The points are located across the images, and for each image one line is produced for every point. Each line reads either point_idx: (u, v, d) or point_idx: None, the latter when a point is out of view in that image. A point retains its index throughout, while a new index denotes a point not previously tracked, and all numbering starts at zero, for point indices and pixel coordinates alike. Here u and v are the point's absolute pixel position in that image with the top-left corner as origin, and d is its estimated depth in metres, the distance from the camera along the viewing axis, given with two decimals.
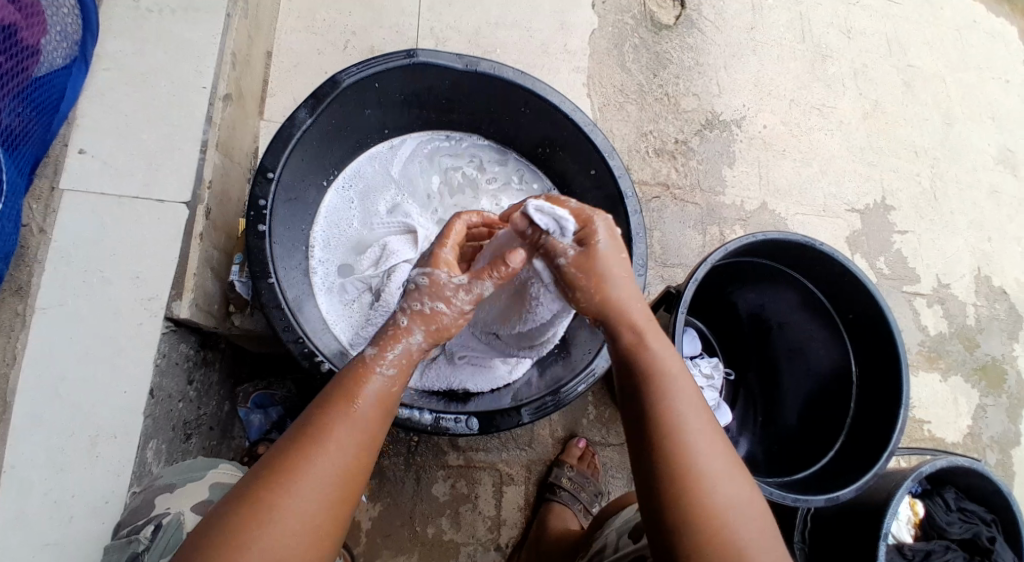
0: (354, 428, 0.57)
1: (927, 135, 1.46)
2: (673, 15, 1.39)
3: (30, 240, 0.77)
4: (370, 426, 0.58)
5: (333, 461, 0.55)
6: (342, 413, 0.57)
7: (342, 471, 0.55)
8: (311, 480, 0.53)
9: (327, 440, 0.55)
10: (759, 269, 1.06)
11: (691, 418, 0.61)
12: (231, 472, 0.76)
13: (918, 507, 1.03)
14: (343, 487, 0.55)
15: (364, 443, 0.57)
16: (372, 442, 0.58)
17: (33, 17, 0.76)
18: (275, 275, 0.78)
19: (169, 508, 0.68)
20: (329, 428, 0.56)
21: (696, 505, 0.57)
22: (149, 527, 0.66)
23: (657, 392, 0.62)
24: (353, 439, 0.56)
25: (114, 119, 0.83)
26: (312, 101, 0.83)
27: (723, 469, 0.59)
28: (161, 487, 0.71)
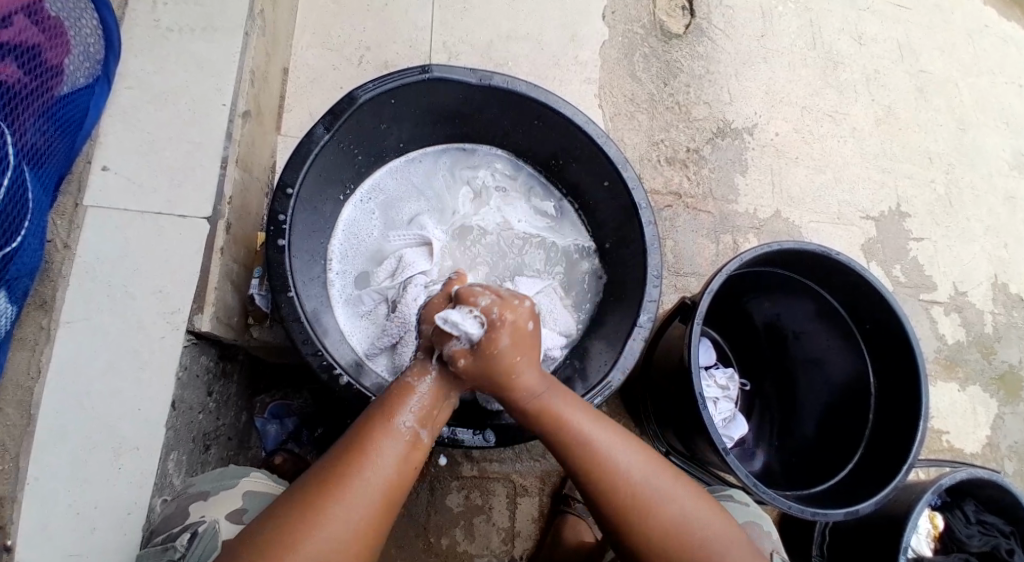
0: (399, 442, 0.62)
1: (941, 141, 1.45)
2: (683, 24, 1.39)
3: (55, 255, 0.78)
4: (413, 445, 0.63)
5: (382, 467, 0.60)
6: (387, 428, 0.63)
7: (389, 479, 0.60)
8: (365, 487, 0.59)
9: (374, 456, 0.60)
10: (777, 279, 1.05)
11: (608, 451, 0.66)
12: (265, 481, 0.76)
13: (938, 520, 1.02)
14: (389, 494, 0.60)
15: (408, 454, 0.63)
16: (416, 456, 0.63)
17: (56, 38, 0.77)
18: (294, 289, 0.79)
19: (204, 516, 0.69)
20: (375, 443, 0.61)
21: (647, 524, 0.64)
22: (185, 536, 0.67)
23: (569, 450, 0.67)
24: (403, 451, 0.62)
25: (136, 137, 0.85)
26: (330, 117, 0.85)
27: (667, 494, 0.66)
28: (195, 494, 0.72)
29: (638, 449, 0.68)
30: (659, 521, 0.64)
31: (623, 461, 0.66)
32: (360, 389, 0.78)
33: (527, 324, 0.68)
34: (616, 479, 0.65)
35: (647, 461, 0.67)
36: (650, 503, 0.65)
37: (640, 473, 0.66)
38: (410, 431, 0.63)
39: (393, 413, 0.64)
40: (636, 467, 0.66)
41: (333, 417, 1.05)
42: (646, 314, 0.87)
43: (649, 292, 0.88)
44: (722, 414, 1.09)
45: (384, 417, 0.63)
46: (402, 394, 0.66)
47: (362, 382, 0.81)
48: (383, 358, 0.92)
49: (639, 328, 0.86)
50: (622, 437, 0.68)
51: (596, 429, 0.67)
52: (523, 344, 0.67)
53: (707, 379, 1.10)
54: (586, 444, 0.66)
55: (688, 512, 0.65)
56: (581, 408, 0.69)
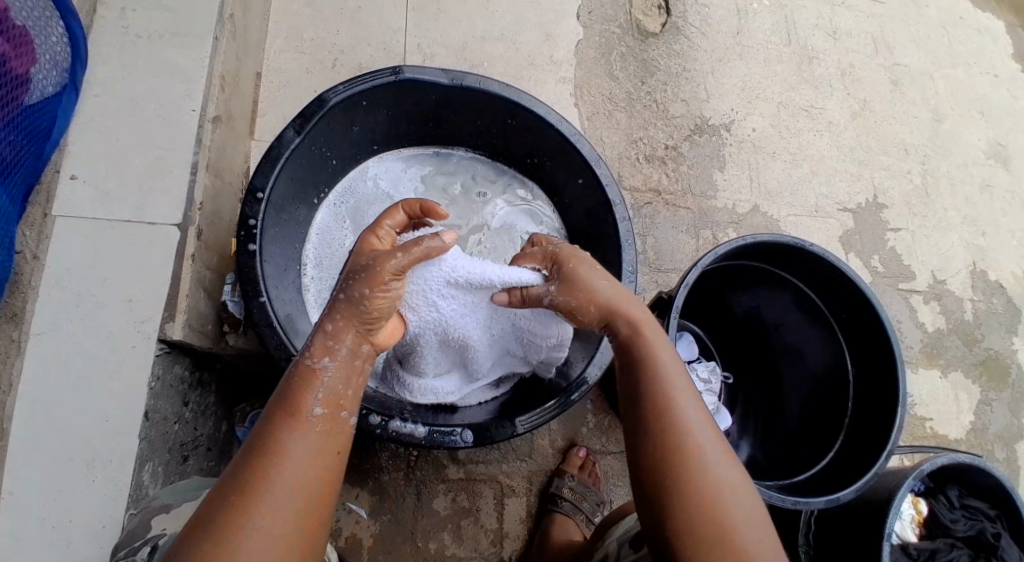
0: (309, 436, 0.55)
1: (917, 132, 1.46)
2: (659, 23, 1.40)
3: (24, 266, 0.77)
4: (327, 434, 0.56)
5: (297, 465, 0.53)
6: (291, 424, 0.55)
7: (308, 479, 0.54)
8: (279, 489, 0.52)
9: (283, 455, 0.53)
10: (754, 272, 1.06)
11: (678, 397, 0.64)
12: None
13: (921, 505, 1.02)
14: (312, 498, 0.53)
15: (323, 444, 0.56)
16: (334, 445, 0.57)
17: (21, 47, 0.76)
18: (266, 294, 0.79)
19: (165, 528, 0.68)
20: (281, 440, 0.54)
21: (688, 489, 0.58)
22: (145, 550, 0.66)
23: (643, 382, 0.65)
24: (318, 445, 0.55)
25: (105, 145, 0.84)
26: (299, 120, 0.84)
27: (718, 462, 0.60)
28: (157, 508, 0.71)
29: (703, 410, 0.64)
30: (705, 479, 0.58)
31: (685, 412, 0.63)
32: None
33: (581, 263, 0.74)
34: (678, 420, 0.62)
35: (709, 426, 0.63)
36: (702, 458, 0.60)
37: (701, 427, 0.62)
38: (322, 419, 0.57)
39: (299, 403, 0.56)
40: (696, 424, 0.62)
41: None
42: None
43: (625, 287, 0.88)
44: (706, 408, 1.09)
45: (289, 413, 0.56)
46: (305, 381, 0.58)
47: None
48: None
49: None
50: (700, 404, 0.64)
51: (668, 368, 0.66)
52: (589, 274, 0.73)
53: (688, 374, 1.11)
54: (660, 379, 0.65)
55: (731, 484, 0.59)
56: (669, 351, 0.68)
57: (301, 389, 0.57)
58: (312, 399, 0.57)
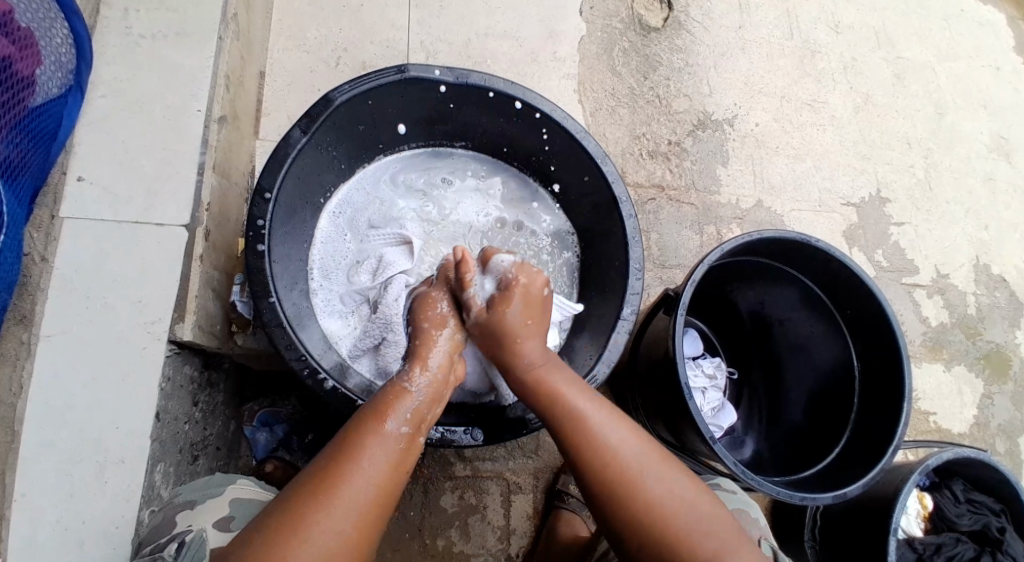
0: (387, 448, 0.63)
1: (919, 125, 1.46)
2: (661, 18, 1.40)
3: (33, 268, 0.77)
4: (404, 452, 0.65)
5: (375, 471, 0.61)
6: (376, 434, 0.64)
7: (380, 486, 0.61)
8: (354, 492, 0.60)
9: (364, 465, 0.61)
10: (759, 268, 1.06)
11: (596, 427, 0.69)
12: (251, 487, 0.77)
13: (927, 500, 1.03)
14: (378, 503, 0.61)
15: (397, 458, 0.64)
16: (405, 464, 0.65)
17: (26, 48, 0.76)
18: (275, 294, 0.79)
19: (191, 525, 0.69)
20: (365, 452, 0.62)
21: (631, 504, 0.65)
22: (172, 545, 0.66)
23: (559, 417, 0.71)
24: (393, 457, 0.63)
25: (111, 146, 0.84)
26: (305, 121, 0.84)
27: (658, 481, 0.66)
28: (181, 504, 0.73)
29: (630, 431, 0.70)
30: (644, 496, 0.65)
31: (617, 441, 0.69)
32: (346, 393, 0.78)
33: (532, 297, 0.78)
34: (604, 457, 0.67)
35: (634, 440, 0.69)
36: (647, 480, 0.66)
37: (635, 451, 0.68)
38: (400, 438, 0.65)
39: (383, 418, 0.65)
40: (633, 453, 0.68)
41: (323, 423, 1.04)
42: (630, 307, 0.87)
43: (631, 285, 0.88)
44: (710, 404, 1.10)
45: (375, 422, 0.65)
46: (394, 398, 0.67)
47: (345, 385, 0.82)
48: (366, 359, 0.91)
49: (623, 321, 0.87)
50: (622, 422, 0.71)
51: (579, 402, 0.72)
52: (532, 316, 0.78)
53: (694, 369, 1.11)
54: (578, 414, 0.70)
55: (682, 493, 0.66)
56: (584, 391, 0.73)
57: (386, 401, 0.67)
58: (398, 410, 0.66)
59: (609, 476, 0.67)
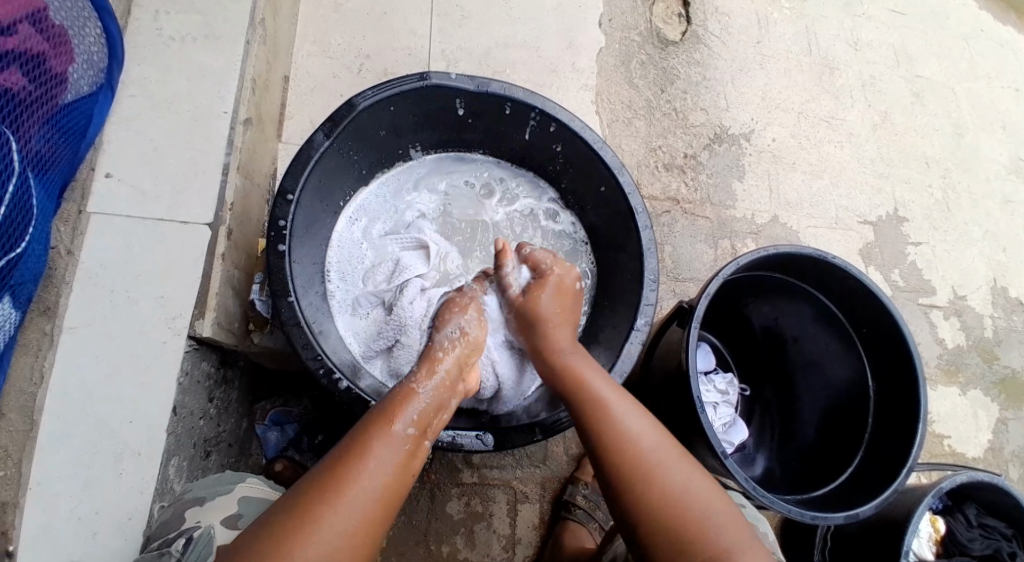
0: (396, 449, 0.64)
1: (938, 145, 1.46)
2: (680, 31, 1.41)
3: (59, 261, 0.79)
4: (410, 455, 0.65)
5: (382, 471, 0.62)
6: (385, 435, 0.64)
7: (386, 487, 0.61)
8: (362, 491, 0.60)
9: (372, 465, 0.61)
10: (773, 283, 1.06)
11: (620, 417, 0.71)
12: (260, 486, 0.78)
13: (939, 523, 1.02)
14: (384, 503, 0.61)
15: (404, 460, 0.64)
16: (410, 467, 0.65)
17: (60, 46, 0.78)
18: (294, 294, 0.80)
19: (199, 521, 0.69)
20: (373, 453, 0.62)
21: (653, 491, 0.65)
22: (180, 541, 0.66)
23: (584, 404, 0.73)
24: (400, 459, 0.64)
25: (138, 144, 0.86)
26: (329, 124, 0.86)
27: (680, 471, 0.67)
28: (190, 500, 0.73)
29: (653, 423, 0.71)
30: (666, 486, 0.65)
31: (638, 428, 0.70)
32: (360, 393, 0.79)
33: (568, 285, 0.87)
34: (628, 441, 0.68)
35: (657, 430, 0.71)
36: (669, 475, 0.66)
37: (656, 440, 0.69)
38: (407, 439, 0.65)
39: (392, 419, 0.65)
40: (656, 440, 0.69)
41: (334, 425, 1.04)
42: (644, 318, 0.87)
43: (645, 296, 0.88)
44: (722, 419, 1.10)
45: (383, 423, 0.65)
46: (402, 399, 0.68)
47: (359, 384, 0.82)
48: (380, 361, 0.93)
49: (637, 331, 0.87)
50: (645, 415, 0.72)
51: (603, 389, 0.74)
52: (565, 300, 0.86)
53: (706, 384, 1.11)
54: (601, 399, 0.72)
55: (702, 489, 0.66)
56: (606, 380, 0.76)
57: (395, 402, 0.67)
58: (407, 411, 0.67)
59: (631, 460, 0.67)
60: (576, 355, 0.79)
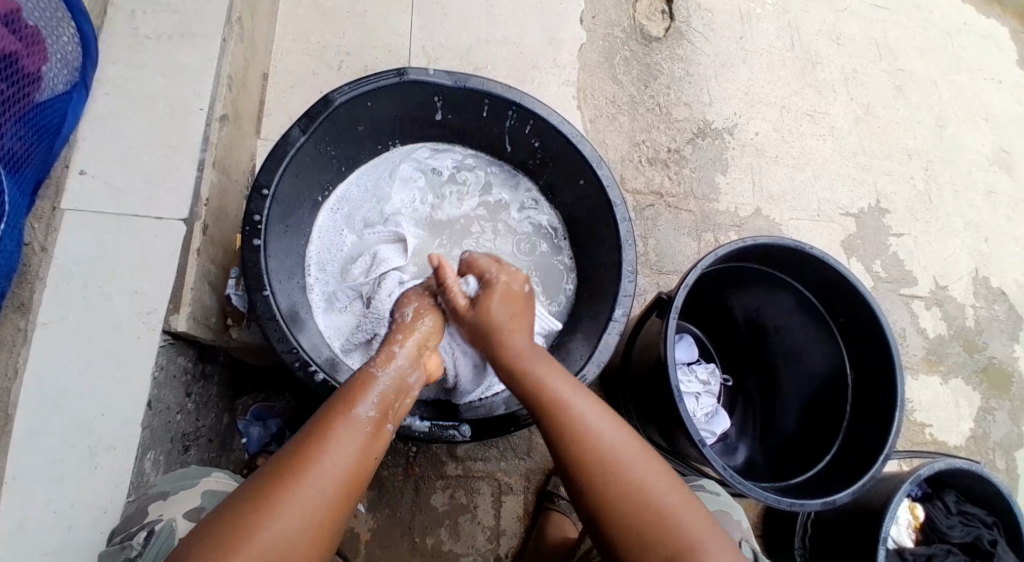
0: (355, 435, 0.64)
1: (921, 138, 1.46)
2: (663, 27, 1.41)
3: (33, 258, 0.79)
4: (372, 439, 0.65)
5: (341, 457, 0.62)
6: (346, 418, 0.64)
7: (346, 472, 0.61)
8: (319, 479, 0.60)
9: (331, 450, 0.61)
10: (753, 276, 1.06)
11: (578, 417, 0.68)
12: (223, 480, 0.76)
13: (918, 510, 1.02)
14: (346, 484, 0.61)
15: (365, 445, 0.64)
16: (371, 452, 0.65)
17: (33, 46, 0.78)
18: (269, 288, 0.80)
19: (161, 515, 0.69)
20: (334, 437, 0.62)
21: (618, 499, 0.64)
22: (141, 535, 0.67)
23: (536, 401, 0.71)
24: (360, 444, 0.64)
25: (114, 141, 0.86)
26: (305, 120, 0.86)
27: (644, 471, 0.66)
28: (155, 495, 0.73)
29: (617, 423, 0.69)
30: (628, 488, 0.65)
31: (598, 428, 0.68)
32: (336, 385, 0.79)
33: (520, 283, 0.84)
34: (585, 444, 0.67)
35: (619, 429, 0.69)
36: (632, 477, 0.65)
37: (617, 439, 0.67)
38: (369, 424, 0.65)
39: (352, 404, 0.66)
40: (617, 439, 0.67)
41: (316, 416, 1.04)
42: (621, 309, 0.87)
43: (623, 287, 0.88)
44: (704, 409, 1.10)
45: (343, 407, 0.65)
46: (363, 385, 0.68)
47: (335, 378, 0.82)
48: (357, 353, 0.92)
49: (613, 322, 0.87)
50: (607, 414, 0.70)
51: (556, 386, 0.71)
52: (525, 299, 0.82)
53: (687, 375, 1.12)
54: (559, 403, 0.69)
55: (664, 488, 0.65)
56: (565, 378, 0.72)
57: (354, 391, 0.67)
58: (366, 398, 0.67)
59: (590, 463, 0.66)
60: (534, 355, 0.74)
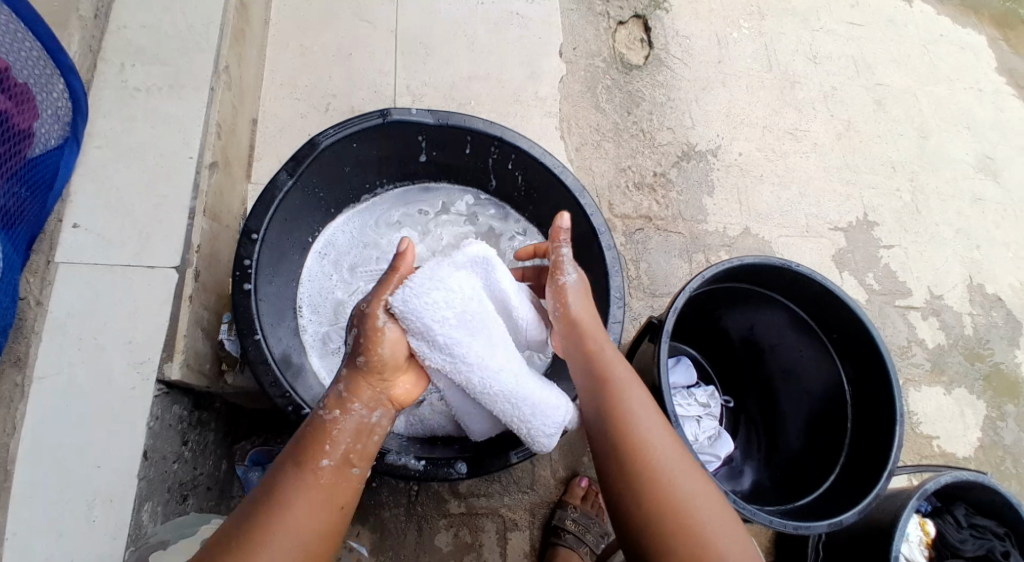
0: (310, 491, 0.62)
1: (904, 150, 1.48)
2: (642, 56, 1.45)
3: (27, 313, 0.80)
4: (332, 490, 0.64)
5: (297, 518, 0.61)
6: (300, 475, 0.63)
7: (305, 531, 0.61)
8: (275, 543, 0.59)
9: (286, 512, 0.61)
10: (744, 296, 1.07)
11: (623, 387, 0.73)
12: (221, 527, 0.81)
13: (929, 527, 1.00)
14: (308, 543, 0.61)
15: (324, 497, 0.63)
16: (334, 501, 0.64)
17: (24, 103, 0.80)
18: (261, 332, 0.81)
19: None
20: (287, 497, 0.61)
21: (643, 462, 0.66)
22: None
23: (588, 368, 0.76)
24: (318, 498, 0.62)
25: (106, 194, 0.87)
26: (292, 164, 0.88)
27: (668, 449, 0.68)
28: (155, 544, 0.75)
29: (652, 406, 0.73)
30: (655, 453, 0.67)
31: (636, 399, 0.72)
32: None
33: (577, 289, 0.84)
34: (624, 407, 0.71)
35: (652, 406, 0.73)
36: (669, 475, 0.65)
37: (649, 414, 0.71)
38: (326, 475, 0.64)
39: (307, 458, 0.64)
40: (650, 412, 0.71)
41: None
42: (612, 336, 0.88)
43: (613, 313, 0.89)
44: (706, 433, 1.09)
45: (296, 462, 0.64)
46: (318, 434, 0.66)
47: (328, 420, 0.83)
48: None
49: None
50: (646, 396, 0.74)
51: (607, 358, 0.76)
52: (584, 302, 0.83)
53: (686, 399, 1.12)
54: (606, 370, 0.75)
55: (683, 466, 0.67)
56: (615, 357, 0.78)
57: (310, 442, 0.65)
58: (321, 450, 0.65)
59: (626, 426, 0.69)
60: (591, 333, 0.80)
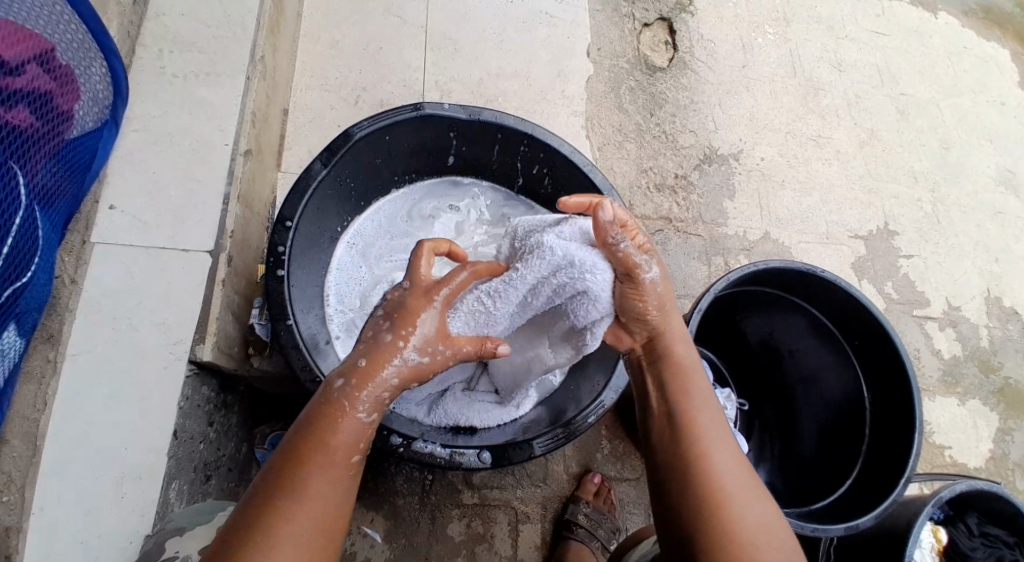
0: (327, 469, 0.59)
1: (925, 160, 1.48)
2: (667, 58, 1.45)
3: (63, 290, 0.81)
4: (348, 470, 0.61)
5: (317, 498, 0.58)
6: (319, 454, 0.60)
7: (323, 513, 0.58)
8: (295, 526, 0.56)
9: (306, 492, 0.58)
10: (767, 299, 1.08)
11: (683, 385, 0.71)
12: None
13: (941, 533, 1.00)
14: (326, 525, 0.58)
15: (342, 475, 0.60)
16: (349, 482, 0.61)
17: (66, 85, 0.81)
18: (293, 317, 0.82)
19: (177, 552, 0.70)
20: (306, 477, 0.58)
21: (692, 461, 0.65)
22: None
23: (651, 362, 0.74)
24: (335, 478, 0.60)
25: (142, 177, 0.89)
26: (326, 154, 0.89)
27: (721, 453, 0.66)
28: (173, 530, 0.73)
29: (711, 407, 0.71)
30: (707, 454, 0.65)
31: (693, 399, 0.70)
32: None
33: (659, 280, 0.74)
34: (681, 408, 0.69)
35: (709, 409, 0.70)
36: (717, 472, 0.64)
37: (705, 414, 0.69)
38: (344, 454, 0.61)
39: (325, 434, 0.60)
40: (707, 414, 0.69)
41: None
42: None
43: None
44: None
45: (316, 437, 0.60)
46: (332, 410, 0.62)
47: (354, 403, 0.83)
48: None
49: None
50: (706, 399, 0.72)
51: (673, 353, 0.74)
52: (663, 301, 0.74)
53: None
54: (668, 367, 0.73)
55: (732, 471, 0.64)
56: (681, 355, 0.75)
57: (328, 420, 0.61)
58: (339, 429, 0.61)
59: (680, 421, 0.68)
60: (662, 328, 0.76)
